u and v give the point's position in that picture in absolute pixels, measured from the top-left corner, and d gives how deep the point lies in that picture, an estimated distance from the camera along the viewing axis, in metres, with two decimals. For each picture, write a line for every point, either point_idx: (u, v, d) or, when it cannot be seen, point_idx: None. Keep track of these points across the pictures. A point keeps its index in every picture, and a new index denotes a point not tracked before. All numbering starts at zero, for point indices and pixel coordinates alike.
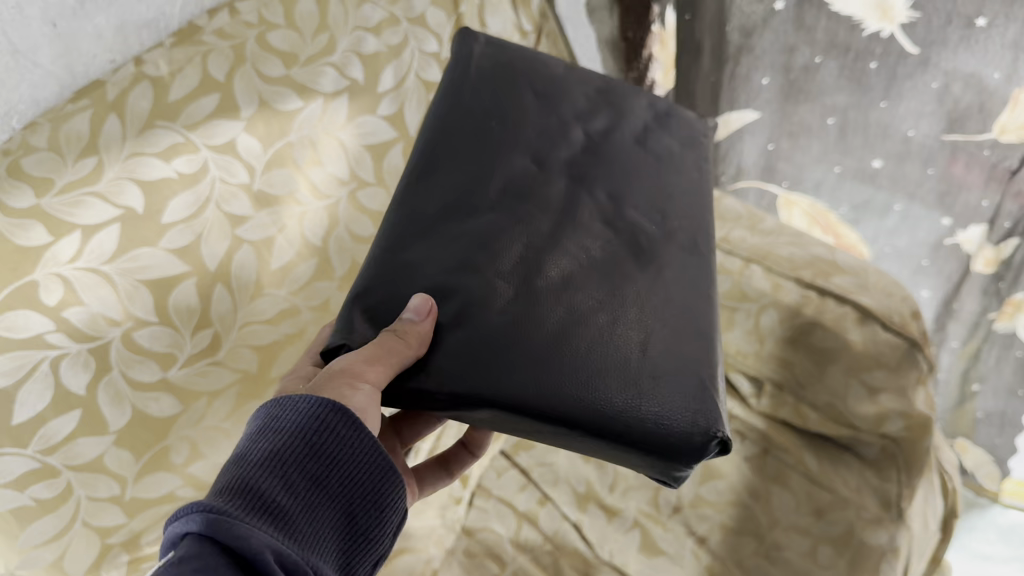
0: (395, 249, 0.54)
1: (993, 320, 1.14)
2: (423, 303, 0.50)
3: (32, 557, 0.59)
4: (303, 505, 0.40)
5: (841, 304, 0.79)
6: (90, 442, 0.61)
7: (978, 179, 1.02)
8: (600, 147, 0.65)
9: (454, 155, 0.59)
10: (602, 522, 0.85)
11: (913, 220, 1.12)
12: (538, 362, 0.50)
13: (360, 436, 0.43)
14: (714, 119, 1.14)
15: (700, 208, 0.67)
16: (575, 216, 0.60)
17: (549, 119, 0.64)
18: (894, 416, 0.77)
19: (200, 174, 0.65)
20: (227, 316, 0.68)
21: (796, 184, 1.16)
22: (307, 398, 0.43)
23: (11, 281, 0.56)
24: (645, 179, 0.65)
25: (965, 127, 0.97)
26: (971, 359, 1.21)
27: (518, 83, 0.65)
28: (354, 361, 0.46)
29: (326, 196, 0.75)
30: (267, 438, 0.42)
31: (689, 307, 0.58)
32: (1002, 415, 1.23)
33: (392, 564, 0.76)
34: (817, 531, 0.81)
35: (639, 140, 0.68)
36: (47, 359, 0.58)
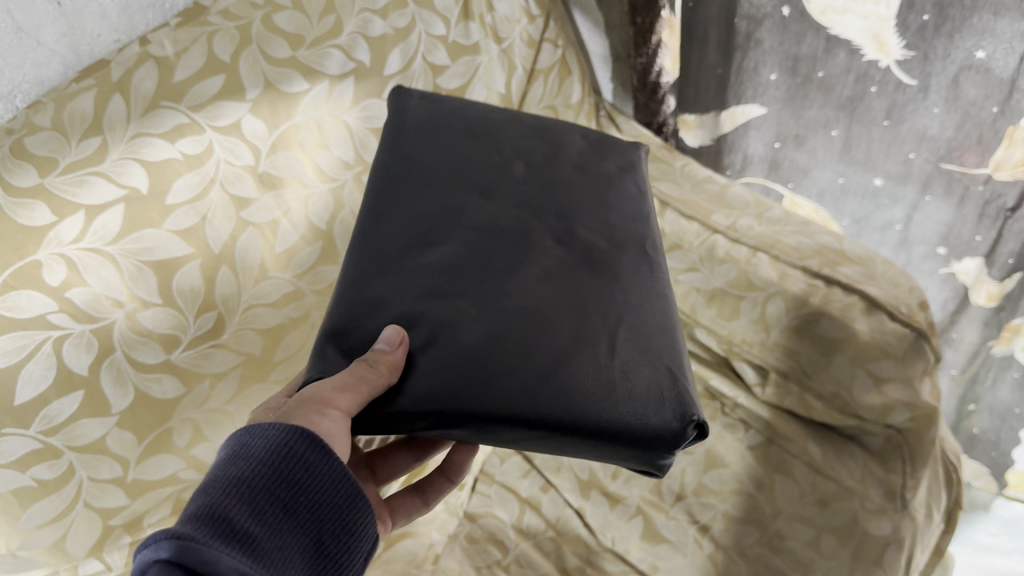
0: (358, 286, 0.55)
1: (992, 346, 1.15)
2: (395, 334, 0.51)
3: (34, 537, 0.60)
4: (271, 531, 0.41)
5: (848, 293, 0.77)
6: (92, 423, 0.61)
7: (972, 214, 1.04)
8: (542, 171, 0.66)
9: (404, 196, 0.60)
10: (605, 509, 0.86)
11: (911, 240, 1.13)
12: (503, 367, 0.51)
13: (329, 464, 0.45)
14: (719, 112, 1.13)
15: (651, 223, 0.68)
16: (528, 233, 0.60)
17: (489, 148, 0.65)
18: (900, 408, 0.74)
19: (205, 155, 0.65)
20: (231, 299, 0.68)
21: (800, 186, 1.17)
22: (276, 426, 0.44)
23: (13, 262, 0.56)
24: (590, 200, 0.65)
25: (963, 160, 0.98)
26: (969, 383, 1.22)
27: (453, 123, 0.66)
28: (324, 388, 0.47)
29: (332, 179, 0.75)
30: (235, 465, 0.43)
31: (650, 309, 0.58)
32: (998, 434, 1.23)
33: (393, 549, 0.78)
34: (821, 521, 0.80)
35: (580, 163, 0.69)
36: (50, 339, 0.57)
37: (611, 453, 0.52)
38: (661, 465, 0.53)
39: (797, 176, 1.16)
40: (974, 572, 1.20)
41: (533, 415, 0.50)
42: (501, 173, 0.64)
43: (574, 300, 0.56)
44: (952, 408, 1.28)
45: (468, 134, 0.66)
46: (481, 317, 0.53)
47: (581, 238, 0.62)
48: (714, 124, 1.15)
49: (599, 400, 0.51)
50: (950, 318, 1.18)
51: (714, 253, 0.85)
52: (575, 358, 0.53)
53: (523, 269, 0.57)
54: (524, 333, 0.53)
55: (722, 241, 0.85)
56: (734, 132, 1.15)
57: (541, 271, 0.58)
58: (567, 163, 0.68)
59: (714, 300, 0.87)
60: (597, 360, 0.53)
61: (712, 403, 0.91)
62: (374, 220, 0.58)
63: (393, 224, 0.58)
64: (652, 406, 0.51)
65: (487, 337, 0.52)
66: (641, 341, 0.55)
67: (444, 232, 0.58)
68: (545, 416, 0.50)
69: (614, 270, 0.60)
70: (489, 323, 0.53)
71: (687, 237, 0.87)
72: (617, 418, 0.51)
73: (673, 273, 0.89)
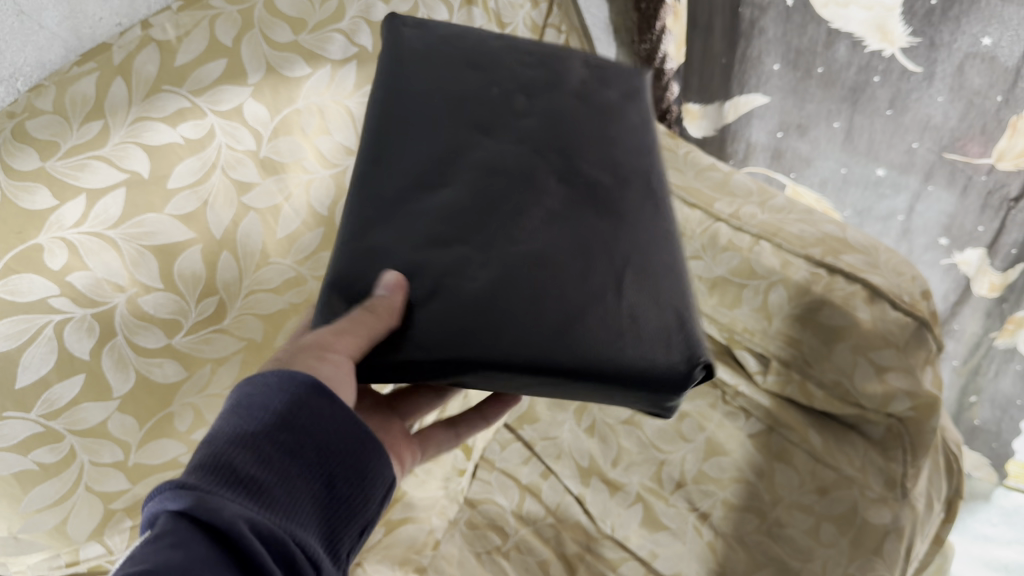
0: (360, 233, 0.54)
1: (994, 338, 1.14)
2: (393, 279, 0.50)
3: (35, 521, 0.60)
4: (281, 476, 0.39)
5: (851, 281, 0.77)
6: (95, 408, 0.61)
7: (975, 204, 1.03)
8: (544, 105, 0.65)
9: (405, 136, 0.59)
10: (605, 496, 0.86)
11: (913, 230, 1.13)
12: (510, 314, 0.51)
13: (338, 405, 0.42)
14: (724, 102, 1.13)
15: (655, 155, 0.67)
16: (533, 173, 0.60)
17: (490, 85, 0.64)
18: (901, 397, 0.74)
19: (206, 139, 0.64)
20: (233, 284, 0.68)
21: (802, 176, 1.17)
22: (277, 373, 0.42)
23: (13, 245, 0.56)
24: (595, 135, 0.65)
25: (967, 149, 0.98)
26: (971, 374, 1.22)
27: (451, 55, 0.65)
28: (322, 334, 0.46)
29: (334, 165, 0.74)
30: (239, 412, 0.40)
31: (656, 247, 0.58)
32: (999, 424, 1.23)
33: (394, 534, 0.79)
34: (820, 509, 0.80)
35: (581, 94, 0.68)
36: (51, 323, 0.58)
37: (619, 399, 0.53)
38: (670, 407, 0.53)
39: (800, 165, 1.16)
40: (973, 561, 1.20)
41: (541, 361, 0.50)
42: (503, 110, 0.63)
43: (580, 242, 0.56)
44: (954, 399, 1.28)
45: (467, 68, 0.65)
46: (485, 264, 0.53)
47: (586, 176, 0.61)
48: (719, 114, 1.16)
49: (609, 347, 0.51)
50: (951, 308, 1.18)
51: (716, 241, 0.85)
52: (589, 305, 0.53)
53: (527, 212, 0.57)
54: (531, 280, 0.53)
55: (725, 229, 0.85)
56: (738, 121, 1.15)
57: (546, 214, 0.57)
58: (569, 96, 0.67)
59: (716, 288, 0.86)
60: (605, 305, 0.53)
61: (713, 392, 0.91)
62: (371, 163, 0.57)
63: (396, 165, 0.57)
64: (658, 350, 0.52)
65: (493, 285, 0.52)
66: (646, 283, 0.55)
67: (447, 177, 0.58)
68: (556, 363, 0.50)
69: (619, 208, 0.60)
70: (495, 270, 0.53)
71: (690, 225, 0.87)
72: (626, 363, 0.51)
73: None
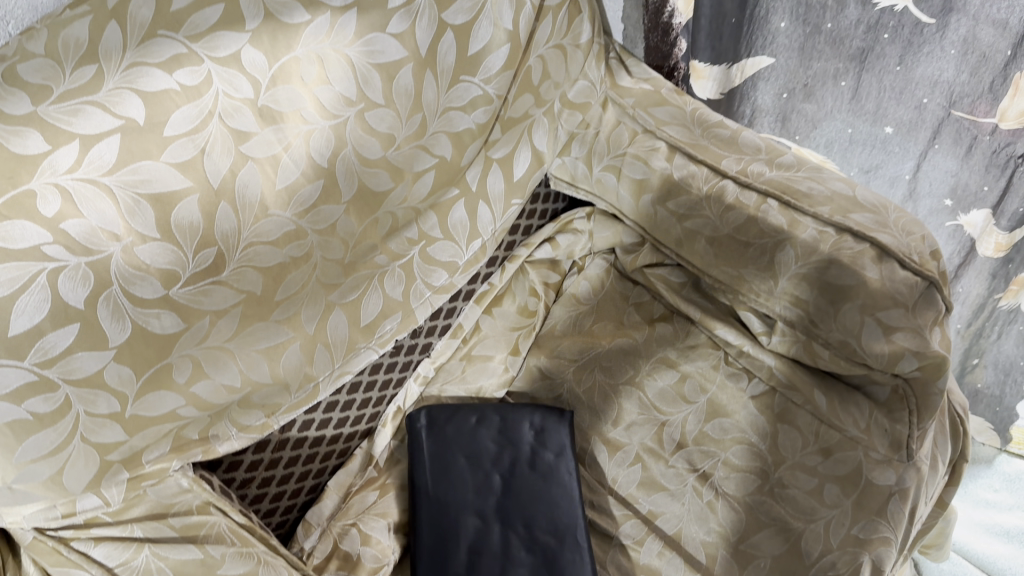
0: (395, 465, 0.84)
1: (998, 299, 1.15)
2: None
3: (30, 472, 0.60)
4: None
5: (859, 241, 0.76)
6: (90, 357, 0.61)
7: (980, 164, 1.03)
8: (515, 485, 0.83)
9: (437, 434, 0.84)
10: (605, 457, 0.88)
11: (919, 192, 1.11)
12: None
13: None
14: (728, 66, 1.09)
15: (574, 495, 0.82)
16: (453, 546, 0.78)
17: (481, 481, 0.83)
18: (909, 356, 0.72)
19: (203, 87, 0.63)
20: (231, 235, 0.66)
21: (808, 139, 1.14)
22: None
23: (6, 190, 0.55)
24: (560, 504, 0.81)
25: (974, 108, 0.98)
26: (973, 337, 1.21)
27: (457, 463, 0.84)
28: None
29: (334, 116, 0.70)
30: None
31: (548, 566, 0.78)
32: (1002, 388, 1.23)
33: (389, 496, 0.84)
34: (824, 469, 0.79)
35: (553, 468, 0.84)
36: (45, 271, 0.57)
37: None
38: None
39: (805, 129, 1.13)
40: (974, 526, 1.20)
41: None
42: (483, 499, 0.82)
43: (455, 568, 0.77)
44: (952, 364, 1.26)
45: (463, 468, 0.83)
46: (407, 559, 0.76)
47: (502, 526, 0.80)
48: (728, 76, 1.10)
49: None
50: (953, 272, 1.17)
51: (722, 199, 0.83)
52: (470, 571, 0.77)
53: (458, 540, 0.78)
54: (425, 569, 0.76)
55: (731, 187, 0.83)
56: (744, 87, 1.12)
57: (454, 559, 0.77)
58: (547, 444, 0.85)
59: (722, 247, 0.84)
60: None
61: (715, 353, 0.90)
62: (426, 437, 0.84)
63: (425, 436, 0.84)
64: None
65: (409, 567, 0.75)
66: None
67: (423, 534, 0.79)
68: None
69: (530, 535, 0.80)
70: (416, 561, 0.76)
71: (696, 183, 0.85)
72: None
73: (680, 221, 0.87)
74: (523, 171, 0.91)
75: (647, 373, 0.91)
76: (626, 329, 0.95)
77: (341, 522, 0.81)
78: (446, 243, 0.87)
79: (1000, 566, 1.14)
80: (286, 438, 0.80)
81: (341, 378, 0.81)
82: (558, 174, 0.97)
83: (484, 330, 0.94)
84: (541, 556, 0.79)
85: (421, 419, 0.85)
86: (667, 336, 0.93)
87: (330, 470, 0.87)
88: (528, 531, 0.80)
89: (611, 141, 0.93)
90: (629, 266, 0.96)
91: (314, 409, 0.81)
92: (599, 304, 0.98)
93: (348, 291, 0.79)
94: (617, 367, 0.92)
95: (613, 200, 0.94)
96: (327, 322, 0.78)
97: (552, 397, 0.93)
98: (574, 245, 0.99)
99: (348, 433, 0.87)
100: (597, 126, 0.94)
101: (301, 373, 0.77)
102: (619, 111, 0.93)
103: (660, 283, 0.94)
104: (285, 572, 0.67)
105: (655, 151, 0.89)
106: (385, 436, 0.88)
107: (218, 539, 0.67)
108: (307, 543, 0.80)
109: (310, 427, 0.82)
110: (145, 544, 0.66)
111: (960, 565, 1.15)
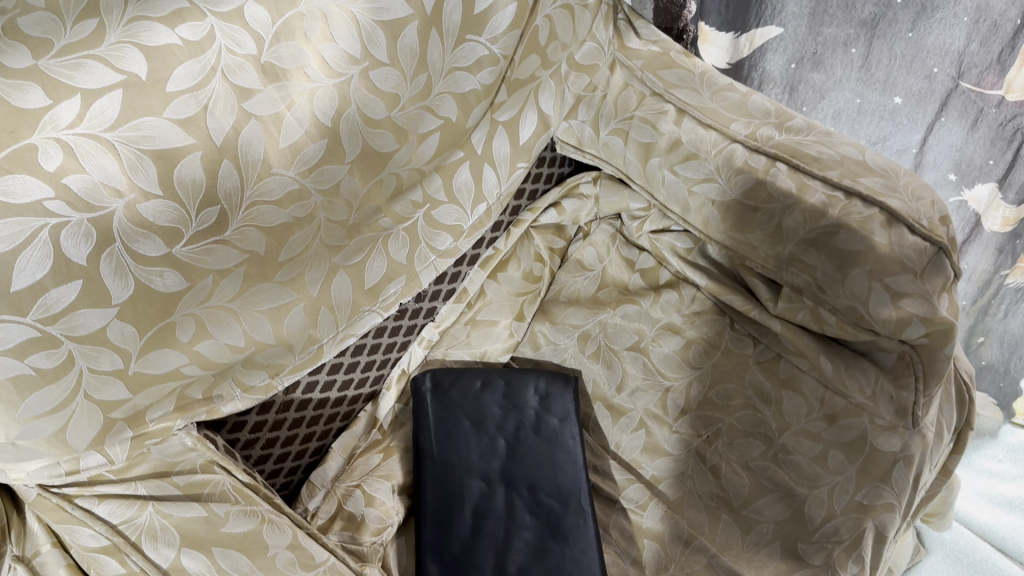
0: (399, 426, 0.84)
1: (1005, 276, 1.13)
2: None
3: (34, 427, 0.61)
4: None
5: (868, 205, 0.75)
6: (93, 314, 0.60)
7: (986, 137, 1.02)
8: (519, 450, 0.83)
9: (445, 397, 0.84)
10: (609, 422, 0.89)
11: (924, 166, 1.10)
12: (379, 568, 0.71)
13: None
14: (738, 36, 1.11)
15: (579, 461, 0.82)
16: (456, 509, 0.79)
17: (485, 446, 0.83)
18: (916, 322, 0.71)
19: (206, 42, 0.62)
20: (234, 194, 0.65)
21: (815, 110, 1.13)
22: None
23: (7, 144, 0.55)
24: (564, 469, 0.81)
25: (982, 79, 0.98)
26: (979, 314, 1.20)
27: (464, 429, 0.83)
28: None
29: (338, 74, 0.69)
30: None
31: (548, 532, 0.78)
32: (1006, 365, 1.22)
33: (393, 459, 0.84)
34: (829, 436, 0.79)
35: (558, 433, 0.83)
36: (47, 226, 0.56)
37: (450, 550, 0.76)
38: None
39: (813, 100, 1.12)
40: (976, 496, 1.20)
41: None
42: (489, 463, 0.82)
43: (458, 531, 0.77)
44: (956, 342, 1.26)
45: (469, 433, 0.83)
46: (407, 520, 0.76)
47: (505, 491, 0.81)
48: (737, 46, 1.12)
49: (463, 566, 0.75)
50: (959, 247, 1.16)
51: (731, 163, 0.82)
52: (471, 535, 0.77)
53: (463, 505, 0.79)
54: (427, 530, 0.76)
55: (740, 150, 0.82)
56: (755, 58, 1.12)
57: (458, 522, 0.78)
58: (552, 408, 0.84)
59: (729, 213, 0.83)
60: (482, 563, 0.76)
61: (720, 319, 0.89)
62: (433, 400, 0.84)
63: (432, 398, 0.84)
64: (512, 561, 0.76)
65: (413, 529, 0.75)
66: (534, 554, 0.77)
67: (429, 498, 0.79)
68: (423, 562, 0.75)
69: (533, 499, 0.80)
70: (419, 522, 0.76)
71: (704, 146, 0.84)
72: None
73: (687, 184, 0.86)
74: (529, 134, 0.91)
75: (652, 339, 0.91)
76: (631, 295, 0.95)
77: (345, 483, 0.81)
78: (450, 207, 0.86)
79: (1002, 536, 1.15)
80: (291, 399, 0.80)
81: (345, 340, 0.81)
82: (564, 138, 0.96)
83: (489, 295, 0.94)
84: (545, 519, 0.79)
85: (426, 382, 0.85)
86: (673, 302, 0.92)
87: (334, 432, 0.88)
88: (532, 496, 0.80)
89: (619, 104, 0.91)
90: (635, 232, 0.95)
91: (318, 370, 0.81)
92: (604, 269, 0.98)
93: (352, 253, 0.79)
94: (622, 333, 0.92)
95: (619, 164, 0.93)
96: (332, 284, 0.78)
97: (557, 363, 0.94)
98: (580, 210, 0.98)
99: (352, 395, 0.87)
100: (604, 90, 0.93)
101: (305, 334, 0.77)
102: (627, 73, 0.92)
103: (667, 248, 0.92)
104: (288, 531, 0.67)
105: (663, 114, 0.88)
106: (390, 399, 0.88)
107: (221, 497, 0.68)
108: (311, 504, 0.81)
109: (314, 389, 0.82)
110: (149, 502, 0.65)
111: (963, 534, 1.15)
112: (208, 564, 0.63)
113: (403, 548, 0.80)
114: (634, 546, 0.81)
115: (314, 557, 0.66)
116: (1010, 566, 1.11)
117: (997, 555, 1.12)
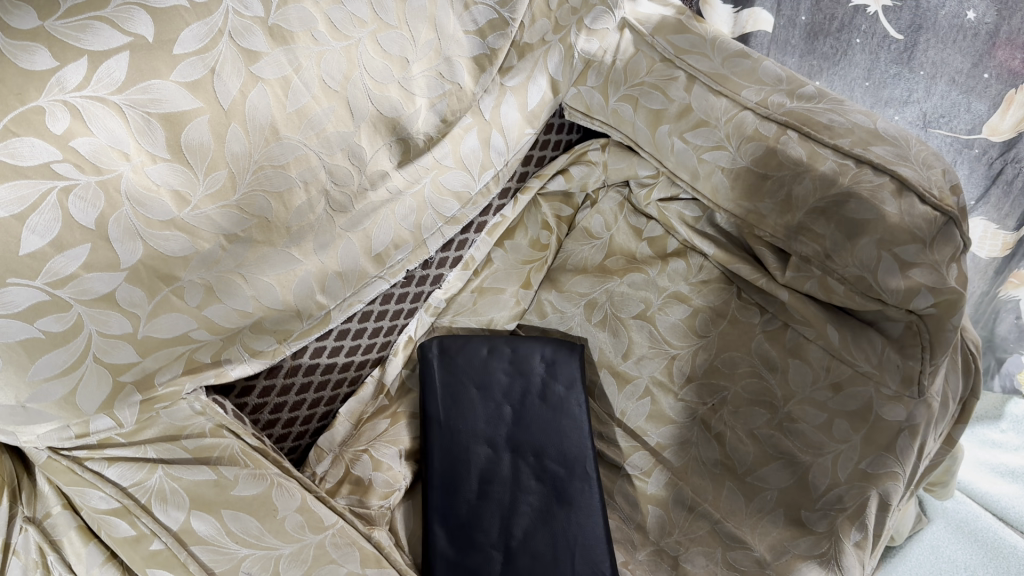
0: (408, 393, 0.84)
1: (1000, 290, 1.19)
2: None
3: (44, 391, 0.62)
4: None
5: (879, 174, 0.74)
6: (101, 279, 0.60)
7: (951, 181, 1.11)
8: (525, 419, 0.83)
9: (452, 366, 0.84)
10: (614, 390, 0.89)
11: None
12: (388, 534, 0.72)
13: None
14: (743, 11, 1.15)
15: (584, 429, 0.82)
16: (463, 478, 0.79)
17: (493, 415, 0.83)
18: (924, 292, 0.71)
19: (213, 5, 0.62)
20: (241, 157, 0.65)
21: None
22: None
23: (13, 107, 0.55)
24: (568, 438, 0.81)
25: (954, 126, 1.06)
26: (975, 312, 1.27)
27: (471, 397, 0.84)
28: None
29: (345, 37, 0.69)
30: None
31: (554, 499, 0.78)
32: None
33: (399, 425, 0.84)
34: (835, 405, 0.79)
35: (563, 403, 0.83)
36: (54, 189, 0.57)
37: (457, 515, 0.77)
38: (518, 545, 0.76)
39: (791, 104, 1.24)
40: (978, 466, 1.21)
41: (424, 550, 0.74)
42: (497, 432, 0.82)
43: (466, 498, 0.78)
44: None
45: (478, 400, 0.84)
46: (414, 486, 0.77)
47: (511, 459, 0.81)
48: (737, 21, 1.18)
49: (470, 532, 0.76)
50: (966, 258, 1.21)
51: (742, 130, 0.82)
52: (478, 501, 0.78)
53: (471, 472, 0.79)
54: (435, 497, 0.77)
55: (751, 118, 0.82)
56: (754, 35, 1.18)
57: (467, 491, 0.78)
58: (556, 377, 0.84)
59: (738, 180, 0.82)
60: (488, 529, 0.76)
61: (727, 288, 0.88)
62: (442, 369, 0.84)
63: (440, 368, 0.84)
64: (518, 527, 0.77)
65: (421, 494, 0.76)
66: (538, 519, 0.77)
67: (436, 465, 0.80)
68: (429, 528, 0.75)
69: (540, 467, 0.80)
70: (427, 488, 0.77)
71: (714, 114, 0.84)
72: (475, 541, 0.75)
73: (696, 152, 0.85)
74: (537, 100, 0.89)
75: (659, 308, 0.90)
76: (639, 263, 0.94)
77: (353, 448, 0.82)
78: (457, 172, 0.84)
79: (1003, 505, 1.15)
80: (298, 363, 0.81)
81: (352, 306, 0.81)
82: (572, 105, 0.94)
83: (496, 263, 0.95)
84: (550, 484, 0.79)
85: (433, 348, 0.85)
86: (680, 271, 0.91)
87: (341, 397, 0.88)
88: (538, 462, 0.81)
89: (629, 70, 0.91)
90: (643, 200, 0.94)
91: (325, 336, 0.81)
92: (611, 237, 0.97)
93: (359, 218, 0.77)
94: (628, 301, 0.92)
95: (628, 131, 0.91)
96: (338, 250, 0.76)
97: (563, 331, 0.94)
98: (588, 177, 0.98)
99: (359, 361, 0.87)
100: (614, 54, 0.92)
101: (312, 301, 0.76)
102: (637, 39, 0.92)
103: (675, 217, 0.91)
104: (297, 493, 0.67)
105: (673, 81, 0.88)
106: (396, 364, 0.88)
107: (230, 461, 0.68)
108: (319, 468, 0.81)
109: (320, 354, 0.82)
110: (157, 465, 0.66)
111: (964, 504, 1.16)
112: (218, 527, 0.63)
113: (410, 512, 0.80)
114: (639, 512, 0.82)
115: (323, 520, 0.66)
116: (1011, 535, 1.12)
117: (998, 524, 1.13)
